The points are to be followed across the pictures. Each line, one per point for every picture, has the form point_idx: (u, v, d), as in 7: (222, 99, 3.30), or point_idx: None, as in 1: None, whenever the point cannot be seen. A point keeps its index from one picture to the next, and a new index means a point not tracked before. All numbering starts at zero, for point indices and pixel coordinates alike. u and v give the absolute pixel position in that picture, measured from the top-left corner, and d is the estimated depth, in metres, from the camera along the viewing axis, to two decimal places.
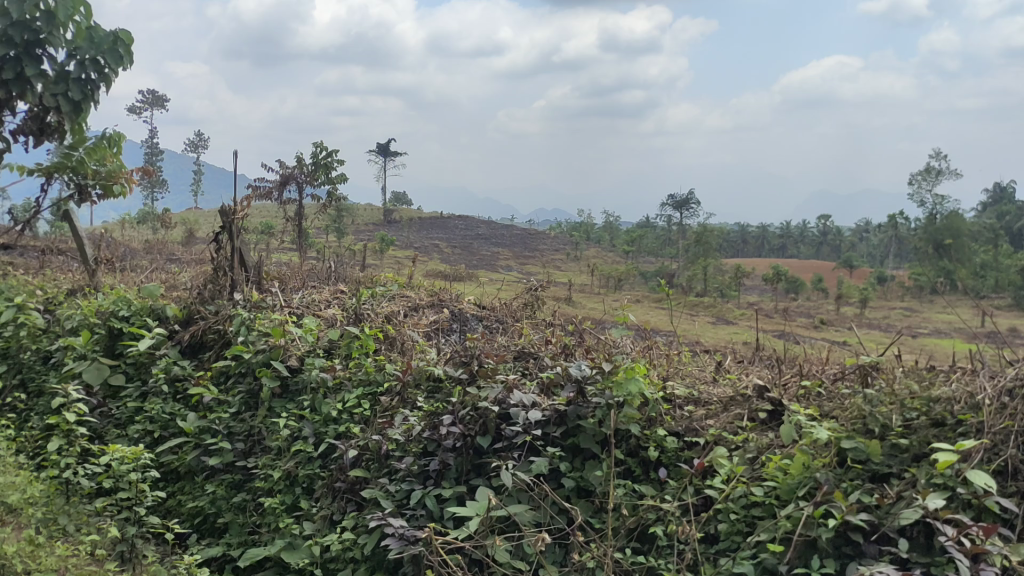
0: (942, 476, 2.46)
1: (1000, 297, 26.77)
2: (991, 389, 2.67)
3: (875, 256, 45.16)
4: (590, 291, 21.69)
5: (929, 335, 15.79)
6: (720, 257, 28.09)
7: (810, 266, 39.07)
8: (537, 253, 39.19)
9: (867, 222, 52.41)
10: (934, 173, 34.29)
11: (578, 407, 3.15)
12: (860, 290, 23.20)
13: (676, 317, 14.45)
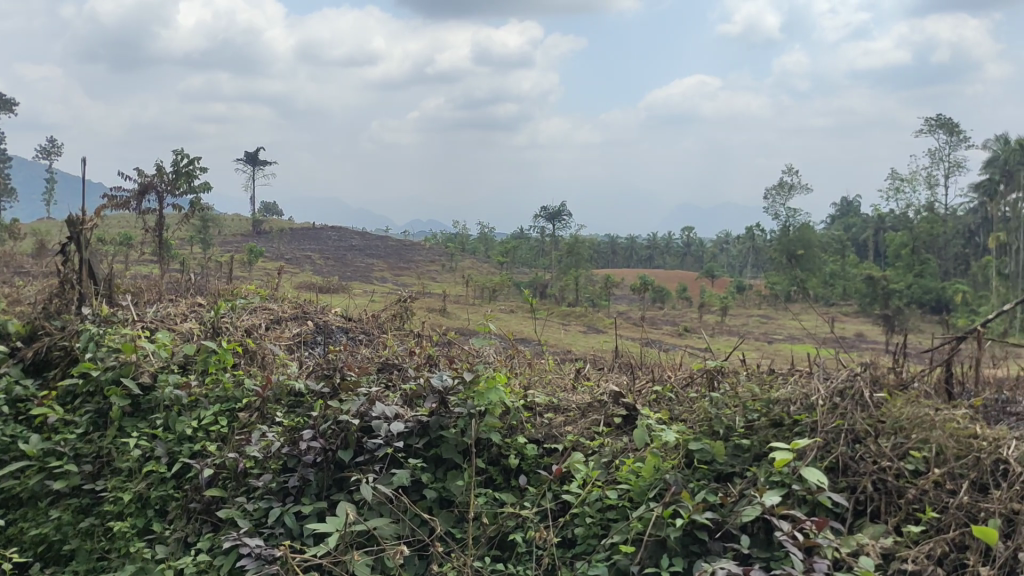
0: (779, 474, 2.60)
1: (847, 303, 30.21)
2: (824, 390, 2.85)
3: (735, 266, 47.57)
4: (462, 302, 21.87)
5: (781, 340, 16.82)
6: (591, 267, 28.94)
7: (675, 276, 40.73)
8: (413, 264, 39.10)
9: (727, 234, 55.24)
10: (787, 187, 36.39)
11: (440, 418, 3.15)
12: (720, 299, 24.32)
13: (545, 326, 14.80)
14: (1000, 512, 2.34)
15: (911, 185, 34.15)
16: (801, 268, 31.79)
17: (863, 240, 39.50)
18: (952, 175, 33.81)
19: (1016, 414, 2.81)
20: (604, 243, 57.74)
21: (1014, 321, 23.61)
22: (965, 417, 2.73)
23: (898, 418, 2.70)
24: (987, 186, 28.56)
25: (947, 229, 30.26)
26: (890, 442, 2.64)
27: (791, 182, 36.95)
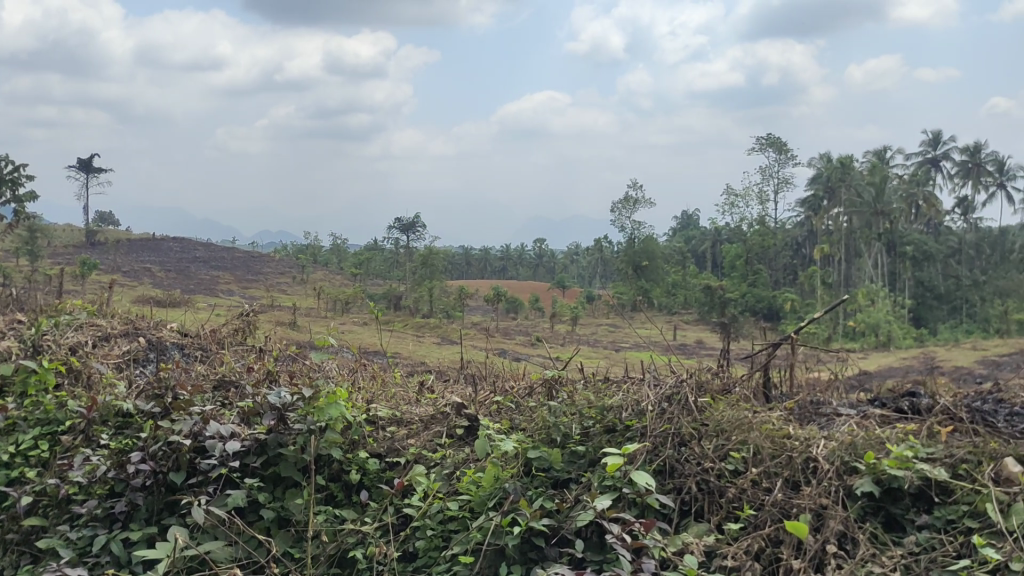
0: (612, 478, 2.69)
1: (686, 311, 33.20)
2: (653, 397, 2.98)
3: (584, 277, 49.01)
4: (312, 315, 21.42)
5: (626, 348, 17.43)
6: (446, 278, 29.06)
7: (528, 287, 41.48)
8: (262, 276, 37.92)
9: (577, 246, 56.88)
10: (632, 201, 37.83)
11: (278, 435, 3.06)
12: (570, 308, 24.96)
13: (393, 338, 14.74)
14: (810, 507, 2.50)
15: (745, 201, 36.20)
16: (645, 279, 33.50)
17: (701, 251, 41.51)
18: (781, 190, 36.09)
19: (825, 413, 3.03)
20: (457, 254, 58.10)
21: (837, 326, 25.60)
22: (780, 419, 2.92)
23: (720, 420, 2.86)
24: (812, 201, 30.12)
25: (778, 242, 32.09)
26: (712, 444, 2.79)
27: (636, 196, 38.36)
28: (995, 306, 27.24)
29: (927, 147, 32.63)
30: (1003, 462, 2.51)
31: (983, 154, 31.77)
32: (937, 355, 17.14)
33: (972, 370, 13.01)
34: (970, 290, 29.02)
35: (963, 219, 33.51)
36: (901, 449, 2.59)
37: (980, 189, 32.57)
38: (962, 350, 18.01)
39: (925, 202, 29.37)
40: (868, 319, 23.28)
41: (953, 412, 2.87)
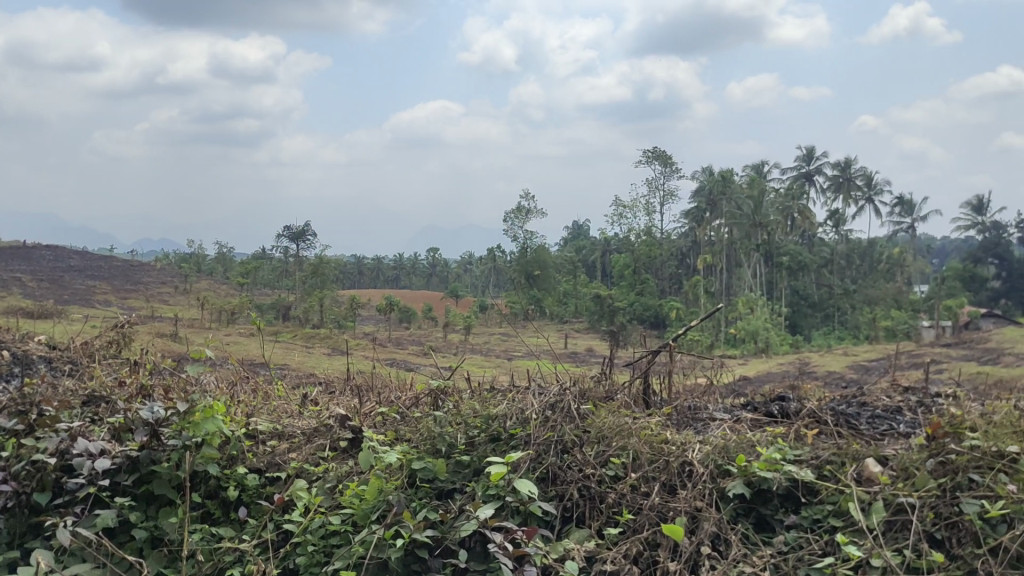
0: (495, 487, 2.70)
1: (578, 319, 33.94)
2: (538, 405, 3.02)
3: (476, 286, 49.18)
4: (195, 326, 20.65)
5: (518, 357, 17.57)
6: (336, 287, 28.63)
7: (421, 297, 41.32)
8: (141, 286, 36.35)
9: (470, 255, 57.07)
10: (524, 211, 38.21)
11: (152, 452, 2.94)
12: (464, 318, 24.97)
13: (276, 350, 14.42)
14: (686, 510, 2.58)
15: (632, 212, 37.10)
16: (538, 288, 34.11)
17: (591, 261, 42.27)
18: (667, 202, 37.18)
19: (701, 418, 3.14)
20: (349, 263, 57.37)
21: (719, 333, 26.61)
22: (658, 424, 3.00)
23: (601, 427, 2.91)
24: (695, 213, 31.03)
25: (663, 252, 32.97)
26: (593, 451, 2.84)
27: (528, 206, 38.78)
28: (864, 313, 28.88)
29: (801, 162, 34.26)
30: (864, 462, 2.65)
31: (852, 170, 33.60)
32: (812, 360, 18.05)
33: (836, 374, 13.76)
34: (841, 299, 30.66)
35: (834, 231, 35.36)
36: (771, 451, 2.70)
37: (850, 203, 34.44)
38: (835, 356, 19.01)
39: (800, 214, 30.80)
40: (748, 327, 24.29)
41: (818, 415, 3.02)
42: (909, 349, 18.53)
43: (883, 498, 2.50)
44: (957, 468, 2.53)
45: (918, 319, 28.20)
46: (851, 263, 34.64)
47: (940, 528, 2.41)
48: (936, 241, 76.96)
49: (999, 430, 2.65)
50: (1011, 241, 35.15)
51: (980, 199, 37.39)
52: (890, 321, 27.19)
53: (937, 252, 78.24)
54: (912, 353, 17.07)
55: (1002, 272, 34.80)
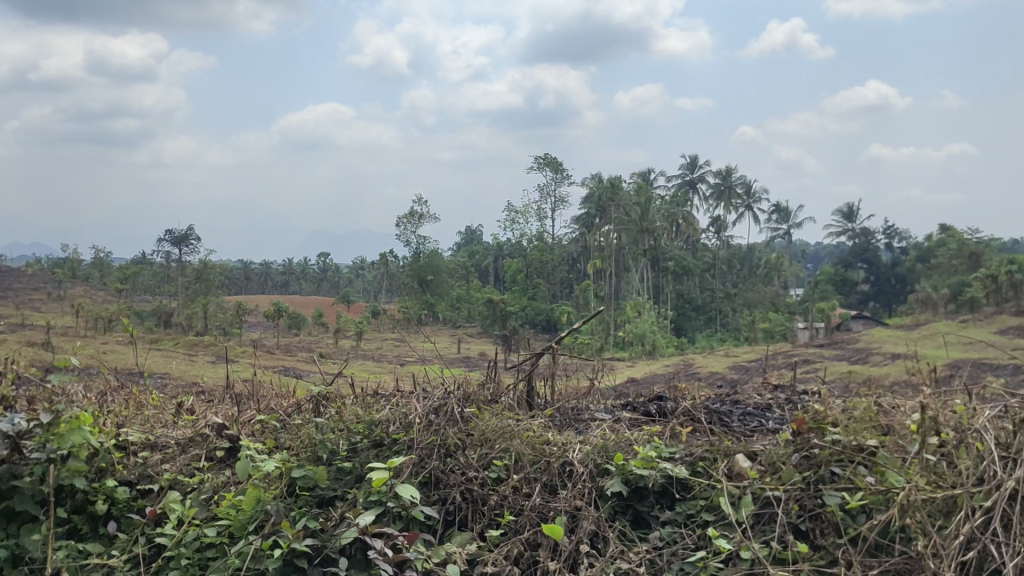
0: (377, 493, 2.67)
1: (470, 324, 34.12)
2: (421, 409, 3.02)
3: (368, 291, 48.73)
4: (67, 334, 19.64)
5: (408, 363, 17.51)
6: (222, 293, 27.84)
7: (311, 303, 40.64)
8: (10, 293, 34.32)
9: (362, 259, 56.53)
10: (417, 216, 38.06)
11: (13, 466, 2.77)
12: (355, 324, 24.66)
13: (150, 356, 13.98)
14: (566, 509, 2.62)
15: (524, 217, 37.44)
16: (430, 293, 34.24)
17: (483, 266, 42.48)
18: (558, 208, 37.73)
19: (582, 419, 3.20)
20: (235, 268, 55.93)
21: (608, 336, 27.24)
22: (539, 426, 3.04)
23: (484, 429, 2.92)
24: (585, 220, 31.12)
25: (555, 257, 33.37)
26: (476, 454, 2.85)
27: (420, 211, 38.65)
28: (744, 316, 30.36)
29: (685, 170, 35.37)
30: (735, 457, 2.74)
31: (732, 179, 34.91)
32: (694, 361, 18.74)
33: (710, 374, 14.36)
34: (722, 302, 31.90)
35: (716, 237, 36.65)
36: (647, 450, 2.78)
37: (731, 210, 35.80)
38: (716, 357, 19.78)
39: (684, 221, 31.82)
40: (635, 330, 24.97)
41: (694, 414, 3.12)
42: (785, 350, 19.45)
43: (752, 492, 2.60)
44: (819, 462, 2.65)
45: (794, 321, 29.65)
46: (732, 268, 36.02)
47: (805, 519, 2.52)
48: (811, 246, 80.97)
49: (859, 424, 2.80)
50: (878, 246, 37.44)
51: (849, 207, 39.56)
52: (768, 324, 28.61)
53: (810, 257, 82.38)
54: (787, 353, 17.88)
55: (870, 276, 36.94)
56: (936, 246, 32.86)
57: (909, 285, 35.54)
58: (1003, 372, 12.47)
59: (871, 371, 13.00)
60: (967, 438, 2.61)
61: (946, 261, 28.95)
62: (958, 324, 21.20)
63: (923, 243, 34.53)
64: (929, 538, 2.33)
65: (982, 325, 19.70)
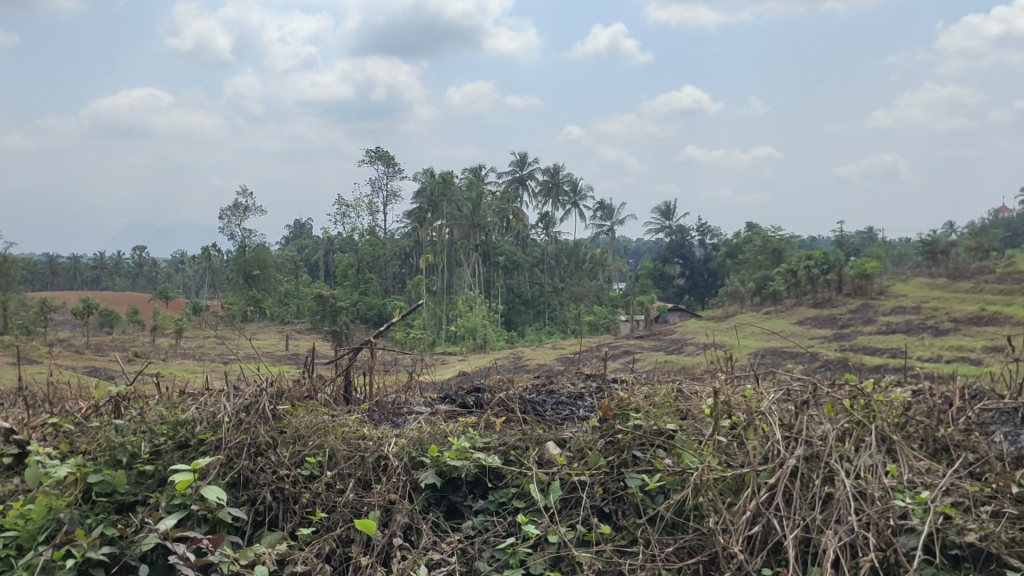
0: (181, 496, 2.55)
1: (299, 321, 33.35)
2: (230, 408, 2.93)
3: (189, 286, 46.59)
4: None
5: (230, 362, 16.93)
6: (25, 289, 25.72)
7: (125, 299, 38.26)
8: None
9: (184, 253, 53.99)
10: (242, 209, 36.68)
11: None
12: (174, 321, 23.52)
13: None
14: (379, 503, 2.61)
15: (355, 212, 36.74)
16: (257, 288, 33.26)
17: (314, 261, 41.46)
18: (390, 203, 37.34)
19: (395, 413, 3.20)
20: (40, 262, 51.86)
21: (440, 330, 27.47)
22: (356, 421, 3.02)
23: (297, 427, 2.88)
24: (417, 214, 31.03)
25: (387, 252, 33.12)
26: (288, 452, 2.79)
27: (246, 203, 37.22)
28: (571, 309, 31.46)
29: (515, 167, 35.95)
30: (545, 445, 2.84)
31: (560, 176, 35.93)
32: (522, 354, 19.14)
33: (528, 368, 14.81)
34: (550, 297, 32.97)
35: (545, 233, 37.48)
36: (461, 441, 2.82)
37: (559, 207, 36.78)
38: (544, 349, 20.29)
39: (514, 217, 32.35)
40: (467, 324, 25.22)
41: (508, 404, 3.21)
42: (608, 342, 20.28)
43: (561, 479, 2.70)
44: (622, 446, 2.79)
45: (616, 315, 31.00)
46: (559, 263, 36.91)
47: (608, 502, 2.65)
48: (633, 242, 84.93)
49: (660, 410, 2.97)
50: (693, 243, 39.74)
51: (667, 205, 41.67)
52: (593, 318, 29.86)
53: (632, 253, 86.20)
54: (611, 345, 18.67)
55: (686, 271, 39.12)
56: (743, 242, 35.35)
57: (720, 280, 38.01)
58: (795, 359, 13.57)
59: (676, 360, 13.77)
60: (754, 421, 2.81)
61: (753, 257, 31.15)
62: (762, 315, 22.81)
63: (733, 240, 37.00)
64: (720, 514, 2.48)
65: (783, 316, 21.34)
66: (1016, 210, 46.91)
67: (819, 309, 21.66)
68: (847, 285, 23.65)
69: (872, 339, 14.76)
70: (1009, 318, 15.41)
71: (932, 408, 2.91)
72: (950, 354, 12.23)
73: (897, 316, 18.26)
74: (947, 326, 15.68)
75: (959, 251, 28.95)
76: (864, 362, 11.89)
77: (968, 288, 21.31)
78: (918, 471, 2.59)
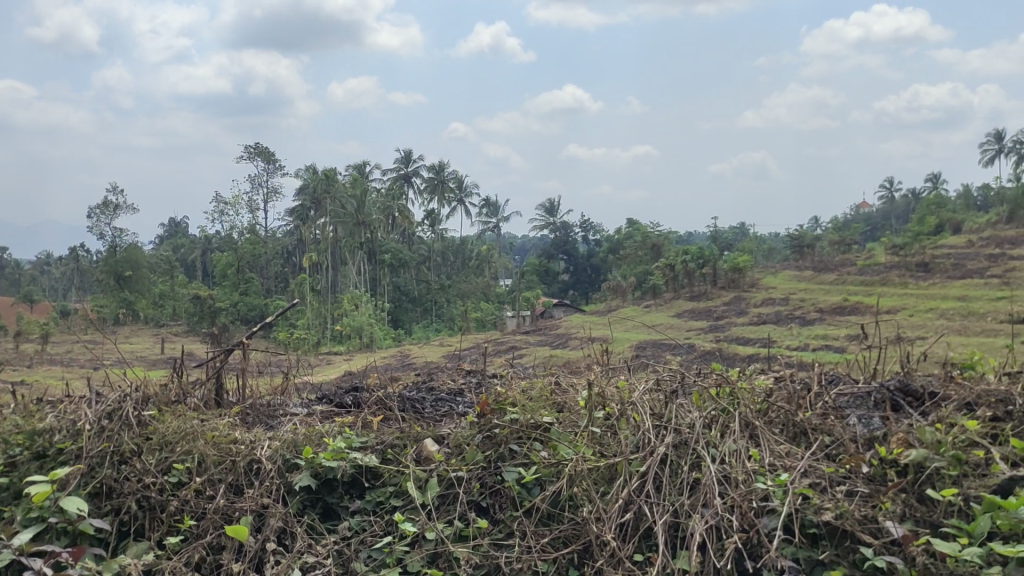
0: (38, 508, 2.42)
1: (176, 323, 32.15)
2: (91, 415, 2.80)
3: (55, 289, 44.22)
4: None
5: (100, 367, 16.17)
6: None
7: None
8: None
9: (48, 254, 51.07)
10: (112, 207, 35.03)
11: None
12: (39, 326, 22.25)
13: None
14: (251, 509, 2.56)
15: (234, 209, 35.66)
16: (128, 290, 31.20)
17: (191, 260, 39.99)
18: (271, 200, 36.42)
19: (270, 416, 3.15)
20: None
21: (324, 331, 27.03)
22: (227, 425, 2.95)
23: (163, 432, 2.78)
24: (299, 212, 30.30)
25: (269, 251, 32.34)
26: (154, 458, 2.69)
27: (117, 201, 35.56)
28: (458, 306, 31.48)
29: (400, 164, 35.61)
30: (423, 442, 2.85)
31: (445, 173, 35.85)
32: (409, 353, 19.08)
33: (407, 367, 14.77)
34: (436, 294, 32.77)
35: (431, 230, 37.31)
36: (336, 441, 2.78)
37: (444, 204, 36.73)
38: (431, 347, 20.27)
39: (399, 214, 32.09)
40: (352, 323, 24.89)
41: (386, 402, 3.20)
42: (494, 338, 20.42)
43: (438, 475, 2.70)
44: (499, 441, 2.82)
45: (502, 310, 31.26)
46: (445, 260, 36.83)
47: (485, 496, 2.67)
48: (518, 238, 85.80)
49: (536, 403, 3.02)
50: (576, 239, 40.48)
51: (551, 202, 42.27)
52: (479, 315, 30.05)
53: (518, 249, 86.90)
54: (498, 340, 18.81)
55: (570, 267, 39.80)
56: (625, 237, 36.26)
57: (603, 275, 38.88)
58: (672, 350, 14.04)
59: (557, 354, 13.99)
60: (628, 410, 2.90)
61: (634, 253, 31.99)
62: (643, 309, 23.49)
63: (615, 236, 37.89)
64: (594, 503, 2.54)
65: (662, 310, 22.03)
66: (875, 206, 49.98)
67: (695, 302, 22.50)
68: (721, 279, 24.62)
69: (743, 330, 15.40)
70: (867, 307, 16.40)
71: (792, 393, 3.07)
72: (814, 342, 12.91)
73: (767, 307, 19.16)
74: (812, 317, 16.55)
75: (824, 244, 30.61)
76: (733, 352, 12.42)
77: (832, 279, 22.58)
78: (778, 454, 2.72)
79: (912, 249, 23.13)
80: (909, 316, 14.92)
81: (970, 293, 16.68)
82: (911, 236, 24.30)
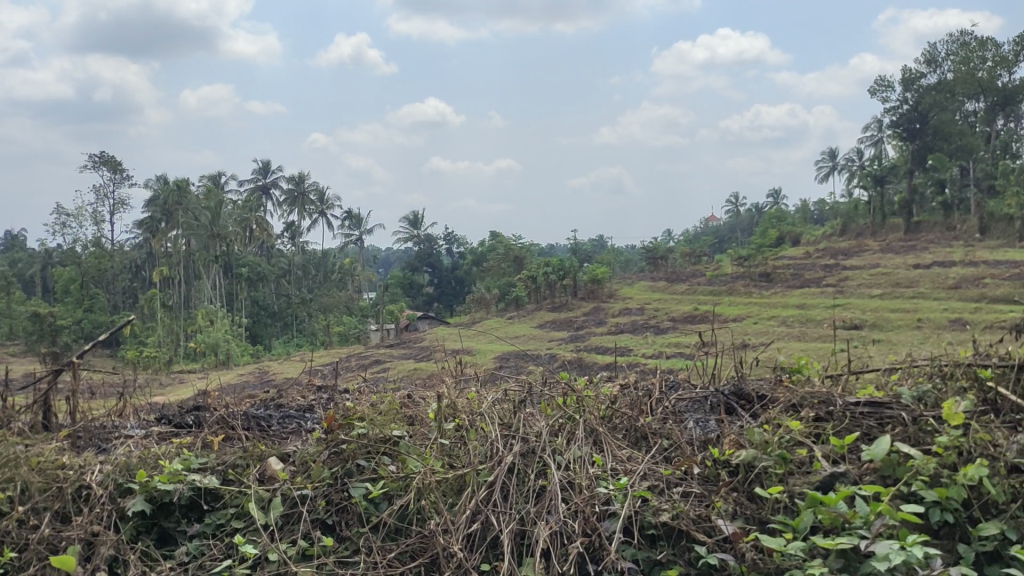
0: None
1: (13, 342, 29.89)
2: None
3: None
4: None
5: None
6: None
7: None
8: None
9: None
10: None
11: None
12: None
13: None
14: (79, 536, 2.42)
15: (77, 221, 33.58)
16: None
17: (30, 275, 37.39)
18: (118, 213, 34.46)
19: (106, 438, 3.02)
20: None
21: (176, 348, 25.99)
22: (55, 450, 2.79)
23: None
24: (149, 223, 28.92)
25: (116, 265, 30.79)
26: None
27: None
28: (319, 321, 30.88)
29: (258, 175, 34.78)
30: (268, 461, 2.78)
31: (306, 185, 35.22)
32: (269, 369, 18.54)
33: (254, 385, 14.31)
34: (298, 308, 32.00)
35: (292, 242, 36.52)
36: (174, 463, 2.68)
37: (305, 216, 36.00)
38: (290, 363, 19.68)
39: (258, 227, 31.26)
40: (206, 340, 23.97)
41: (229, 422, 3.12)
42: (357, 352, 20.12)
43: (282, 494, 2.64)
44: (346, 456, 2.79)
45: (366, 325, 30.89)
46: (307, 273, 36.01)
47: (331, 513, 2.63)
48: (381, 251, 85.32)
49: (385, 418, 3.01)
50: (440, 252, 40.47)
51: (416, 215, 42.13)
52: (343, 329, 29.57)
53: (380, 263, 85.89)
54: (360, 355, 18.53)
55: (434, 279, 39.72)
56: (488, 250, 36.65)
57: (468, 287, 39.13)
58: (529, 360, 14.27)
59: (416, 368, 13.85)
60: (476, 422, 2.94)
61: (497, 265, 32.38)
62: (506, 320, 23.77)
63: (479, 248, 38.23)
64: (441, 515, 2.55)
65: (525, 321, 22.37)
66: (723, 218, 52.45)
67: (556, 313, 22.94)
68: (581, 290, 25.15)
69: (600, 340, 15.79)
70: (714, 316, 17.22)
71: (634, 400, 3.18)
72: (665, 350, 13.44)
73: (623, 317, 19.78)
74: (665, 325, 17.20)
75: (677, 256, 31.89)
76: (589, 363, 12.70)
77: (684, 289, 23.56)
78: (620, 459, 2.81)
79: (756, 259, 24.44)
80: (754, 324, 15.74)
81: (806, 301, 17.80)
82: (755, 248, 25.60)
